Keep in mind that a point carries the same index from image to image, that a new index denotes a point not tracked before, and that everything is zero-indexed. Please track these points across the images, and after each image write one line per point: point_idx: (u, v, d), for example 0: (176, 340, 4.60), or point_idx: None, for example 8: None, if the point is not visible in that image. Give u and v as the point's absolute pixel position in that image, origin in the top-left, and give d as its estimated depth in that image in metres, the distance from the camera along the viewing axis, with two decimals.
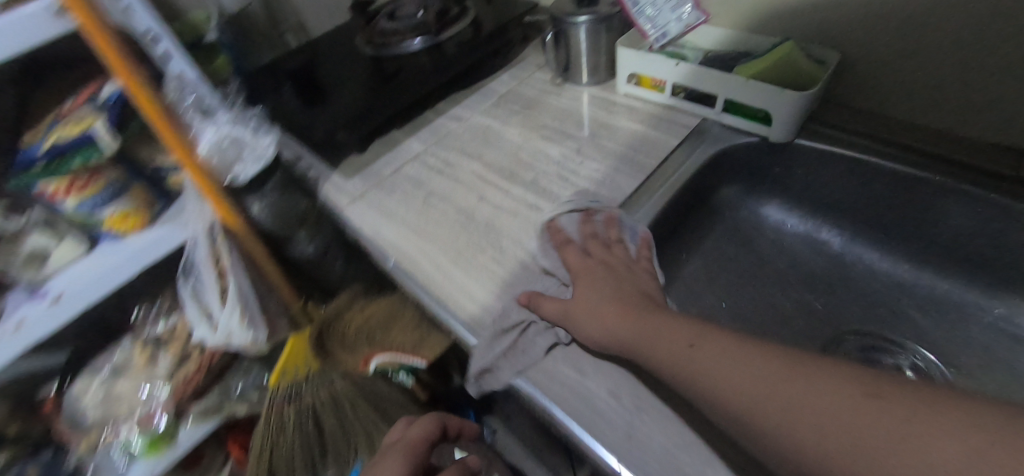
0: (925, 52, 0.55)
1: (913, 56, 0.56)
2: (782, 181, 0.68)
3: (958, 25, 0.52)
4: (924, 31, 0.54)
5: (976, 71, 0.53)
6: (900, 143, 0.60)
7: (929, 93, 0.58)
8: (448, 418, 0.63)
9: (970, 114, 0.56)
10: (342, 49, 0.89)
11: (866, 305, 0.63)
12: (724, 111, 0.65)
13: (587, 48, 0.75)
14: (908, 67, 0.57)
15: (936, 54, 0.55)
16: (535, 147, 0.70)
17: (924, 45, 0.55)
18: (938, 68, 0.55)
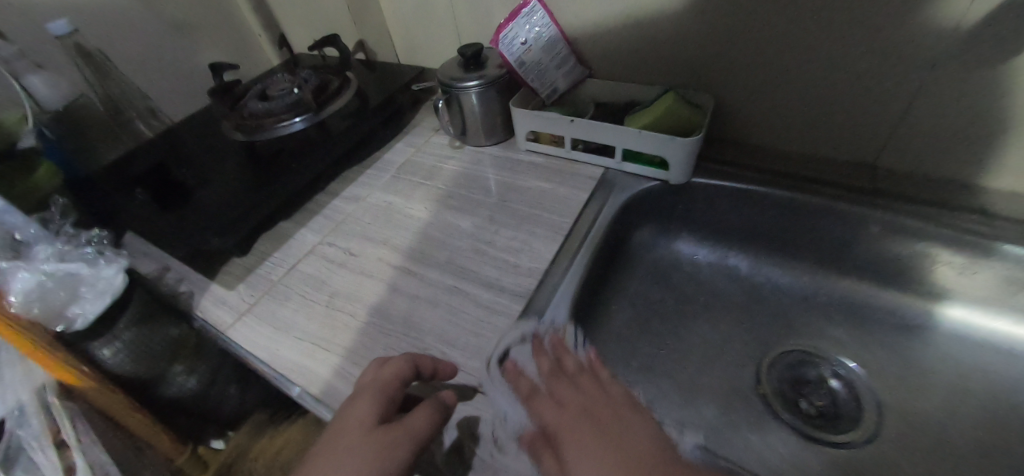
0: (783, 88, 0.61)
1: (775, 92, 0.62)
2: (688, 217, 0.69)
3: (806, 64, 0.58)
4: (780, 70, 0.60)
5: (828, 102, 0.60)
6: (778, 170, 0.64)
7: (795, 124, 0.64)
8: (422, 358, 0.46)
9: (831, 140, 0.63)
10: (208, 138, 0.78)
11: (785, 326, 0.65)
12: (624, 160, 0.66)
13: (481, 111, 0.73)
14: (773, 102, 0.63)
15: (794, 89, 0.61)
16: (445, 221, 0.65)
17: (781, 83, 0.61)
18: (797, 101, 0.61)
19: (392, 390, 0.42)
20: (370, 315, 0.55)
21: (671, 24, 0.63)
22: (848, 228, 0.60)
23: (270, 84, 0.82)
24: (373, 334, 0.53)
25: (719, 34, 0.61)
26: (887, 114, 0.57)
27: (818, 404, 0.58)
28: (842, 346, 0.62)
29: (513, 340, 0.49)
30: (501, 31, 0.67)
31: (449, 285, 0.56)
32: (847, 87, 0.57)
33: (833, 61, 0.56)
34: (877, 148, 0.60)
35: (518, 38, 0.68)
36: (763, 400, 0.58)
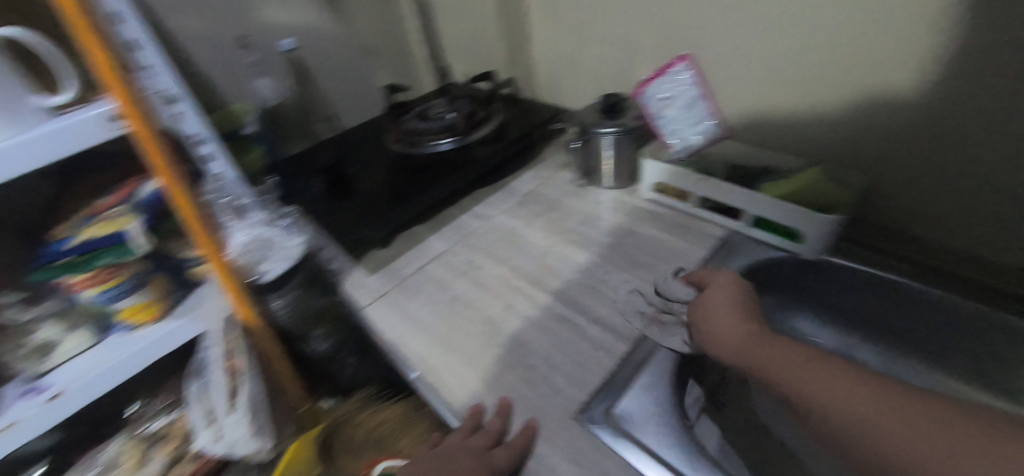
0: (939, 182, 0.59)
1: (932, 183, 0.59)
2: (816, 296, 0.65)
3: (972, 160, 0.55)
4: (939, 161, 0.57)
5: (994, 201, 0.56)
6: (925, 266, 0.61)
7: (954, 219, 0.59)
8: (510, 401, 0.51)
9: (998, 242, 0.57)
10: (374, 145, 0.92)
11: None
12: (754, 225, 0.65)
13: (611, 156, 0.78)
14: (927, 195, 0.60)
15: (950, 185, 0.58)
16: (561, 252, 0.70)
17: (938, 174, 0.58)
18: (955, 196, 0.58)
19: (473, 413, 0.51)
20: (484, 324, 0.61)
21: (837, 102, 0.63)
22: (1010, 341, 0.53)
23: (430, 107, 0.94)
24: (484, 341, 0.59)
25: (875, 118, 0.60)
26: None
27: None
28: None
29: (618, 381, 0.51)
30: (647, 85, 0.73)
31: (557, 312, 0.60)
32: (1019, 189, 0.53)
33: (1004, 160, 0.53)
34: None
35: (662, 93, 0.72)
36: None
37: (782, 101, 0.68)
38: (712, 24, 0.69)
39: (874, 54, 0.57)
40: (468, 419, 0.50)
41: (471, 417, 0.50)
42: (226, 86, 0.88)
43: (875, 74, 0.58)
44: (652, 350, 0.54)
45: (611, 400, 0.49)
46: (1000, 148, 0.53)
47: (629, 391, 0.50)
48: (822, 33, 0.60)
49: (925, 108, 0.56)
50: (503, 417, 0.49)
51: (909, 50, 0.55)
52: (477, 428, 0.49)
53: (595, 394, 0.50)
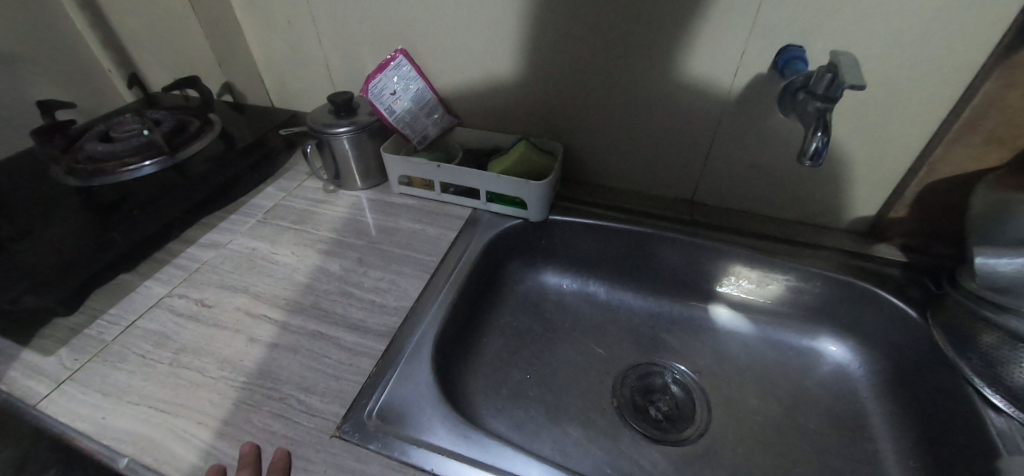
0: (616, 134, 0.70)
1: (612, 136, 0.70)
2: (552, 251, 0.74)
3: (632, 112, 0.66)
4: (612, 117, 0.68)
5: (652, 143, 0.69)
6: (621, 206, 0.72)
7: (632, 163, 0.72)
8: (260, 444, 0.46)
9: (662, 176, 0.72)
10: (32, 183, 0.69)
11: (648, 346, 0.69)
12: (489, 200, 0.71)
13: (352, 155, 0.75)
14: (611, 146, 0.71)
15: (623, 135, 0.69)
16: (312, 265, 0.64)
17: (614, 128, 0.69)
18: (628, 145, 0.70)
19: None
20: (224, 368, 0.53)
21: (529, 78, 0.69)
22: (677, 252, 0.68)
23: (110, 126, 0.74)
24: (224, 389, 0.50)
25: (562, 86, 0.68)
26: (704, 156, 0.67)
27: (665, 408, 0.63)
28: (688, 358, 0.68)
29: (379, 384, 0.50)
30: (370, 81, 0.69)
31: (310, 330, 0.56)
32: (664, 131, 0.67)
33: (651, 111, 0.65)
34: (698, 180, 0.70)
35: (389, 88, 0.71)
36: (619, 412, 0.62)
37: (488, 85, 0.73)
38: (417, 15, 0.69)
39: (546, 32, 0.64)
40: None
41: None
42: None
43: (552, 48, 0.65)
44: (411, 341, 0.54)
45: (372, 403, 0.49)
46: (646, 101, 0.65)
47: (391, 390, 0.50)
48: (501, 19, 0.65)
49: (593, 73, 0.65)
50: (250, 467, 0.43)
51: (567, 31, 0.63)
52: None
53: (354, 404, 0.48)
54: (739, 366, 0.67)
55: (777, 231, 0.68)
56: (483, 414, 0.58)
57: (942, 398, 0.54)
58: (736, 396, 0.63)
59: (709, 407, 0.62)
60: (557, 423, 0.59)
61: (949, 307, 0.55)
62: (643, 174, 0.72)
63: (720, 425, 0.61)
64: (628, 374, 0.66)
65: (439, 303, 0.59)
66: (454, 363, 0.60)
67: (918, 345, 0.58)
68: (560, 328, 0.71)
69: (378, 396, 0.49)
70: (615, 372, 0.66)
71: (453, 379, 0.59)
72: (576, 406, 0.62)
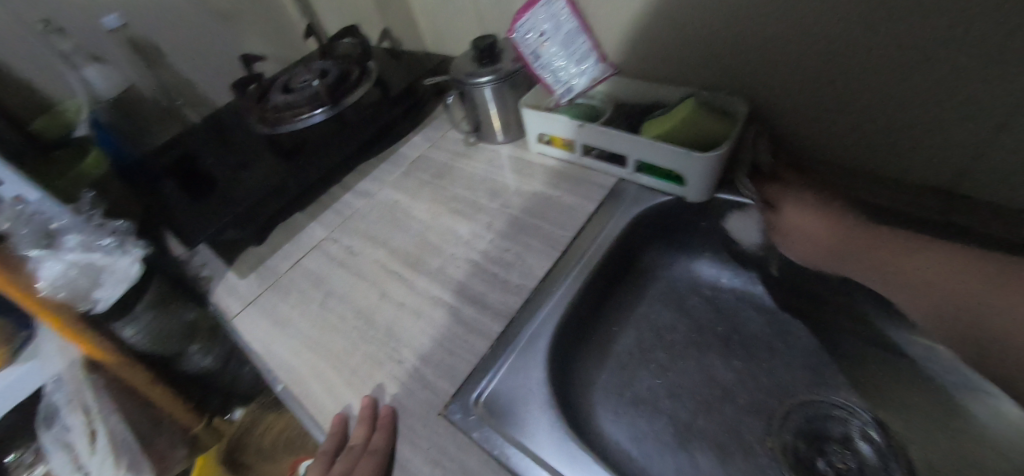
0: (864, 100, 0.50)
1: (881, 108, 0.49)
2: (714, 237, 0.60)
3: (924, 75, 0.44)
4: (883, 83, 0.47)
5: (911, 111, 0.47)
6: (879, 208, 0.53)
7: (883, 141, 0.51)
8: (377, 407, 0.46)
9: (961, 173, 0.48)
10: (241, 126, 0.81)
11: (832, 380, 0.53)
12: (640, 169, 0.59)
13: (495, 107, 0.70)
14: (854, 118, 0.52)
15: (865, 96, 0.49)
16: (444, 225, 0.64)
17: (861, 90, 0.49)
18: (882, 117, 0.50)
19: (336, 429, 0.46)
20: (357, 319, 0.56)
21: (708, 14, 0.53)
22: (912, 269, 0.48)
23: (294, 76, 0.82)
24: (355, 339, 0.54)
25: (768, 26, 0.50)
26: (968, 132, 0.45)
27: (841, 466, 0.48)
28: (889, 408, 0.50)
29: (489, 371, 0.47)
30: (517, 20, 0.61)
31: (433, 295, 0.55)
32: (938, 94, 0.45)
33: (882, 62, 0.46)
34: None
35: (536, 29, 0.62)
36: (774, 455, 0.49)
37: (658, 23, 0.59)
38: None
39: None
40: (331, 434, 0.46)
41: (334, 431, 0.46)
42: (41, 78, 0.74)
43: None
44: (528, 325, 0.49)
45: (481, 389, 0.46)
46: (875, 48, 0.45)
47: (502, 380, 0.46)
48: None
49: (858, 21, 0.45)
50: (365, 424, 0.45)
51: None
52: (342, 442, 0.45)
53: (462, 387, 0.46)
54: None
55: None
56: (602, 417, 0.52)
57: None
58: None
59: None
60: (690, 449, 0.50)
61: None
62: (861, 147, 0.53)
63: None
64: (794, 412, 0.52)
65: (565, 286, 0.53)
66: (573, 354, 0.53)
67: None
68: (710, 331, 0.59)
69: (489, 384, 0.46)
70: (777, 403, 0.52)
71: (573, 372, 0.53)
72: (719, 434, 0.51)
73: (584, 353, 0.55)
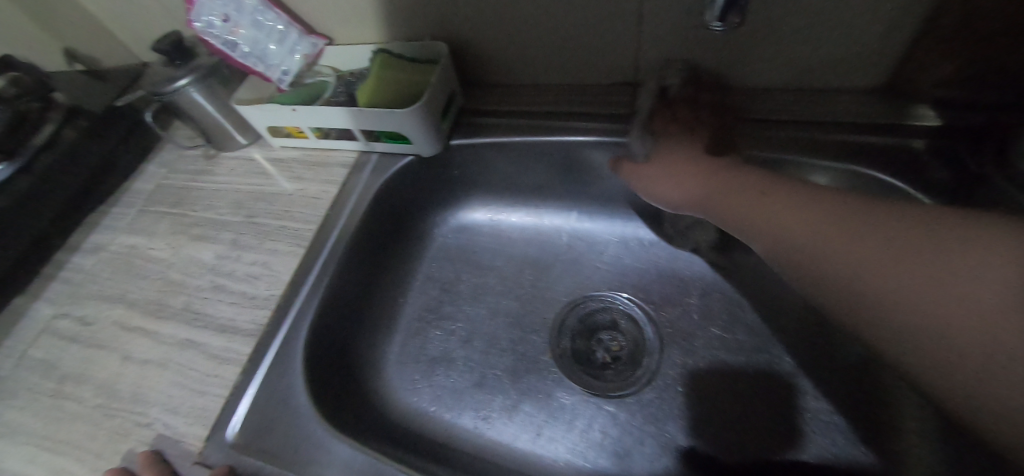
0: (531, 14, 0.49)
1: (549, 16, 0.48)
2: (471, 183, 0.60)
3: None
4: None
5: (572, 12, 0.47)
6: None
7: (569, 49, 0.52)
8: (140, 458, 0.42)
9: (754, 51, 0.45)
10: None
11: (594, 278, 0.57)
12: (371, 139, 0.56)
13: (214, 109, 0.61)
14: (534, 34, 0.51)
15: (530, 7, 0.48)
16: (187, 256, 0.56)
17: (523, 4, 0.48)
18: (554, 26, 0.49)
19: None
20: (99, 396, 0.48)
21: None
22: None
23: None
24: (98, 419, 0.47)
25: None
26: (621, 21, 0.47)
27: (615, 349, 0.54)
28: (640, 286, 0.56)
29: (245, 397, 0.44)
30: (190, 6, 0.53)
31: (182, 339, 0.50)
32: None
33: None
34: (812, 48, 0.44)
35: (215, 13, 0.55)
36: (561, 364, 0.53)
37: None
38: None
39: None
40: None
41: None
42: None
43: None
44: (278, 337, 0.47)
45: (236, 418, 0.43)
46: None
47: (255, 401, 0.43)
48: None
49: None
50: None
51: None
52: None
53: (215, 425, 0.43)
54: (705, 285, 0.55)
55: (756, 107, 0.48)
56: (398, 389, 0.52)
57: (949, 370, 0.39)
58: (698, 326, 0.53)
59: (666, 347, 0.52)
60: (486, 388, 0.52)
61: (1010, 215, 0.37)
62: (556, 61, 0.53)
63: (677, 365, 0.51)
64: (572, 322, 0.56)
65: (313, 283, 0.50)
66: (351, 343, 0.52)
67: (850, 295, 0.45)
68: (493, 272, 0.60)
69: (248, 411, 0.43)
70: (557, 318, 0.56)
71: (356, 360, 0.52)
72: (510, 363, 0.54)
73: (365, 337, 0.53)
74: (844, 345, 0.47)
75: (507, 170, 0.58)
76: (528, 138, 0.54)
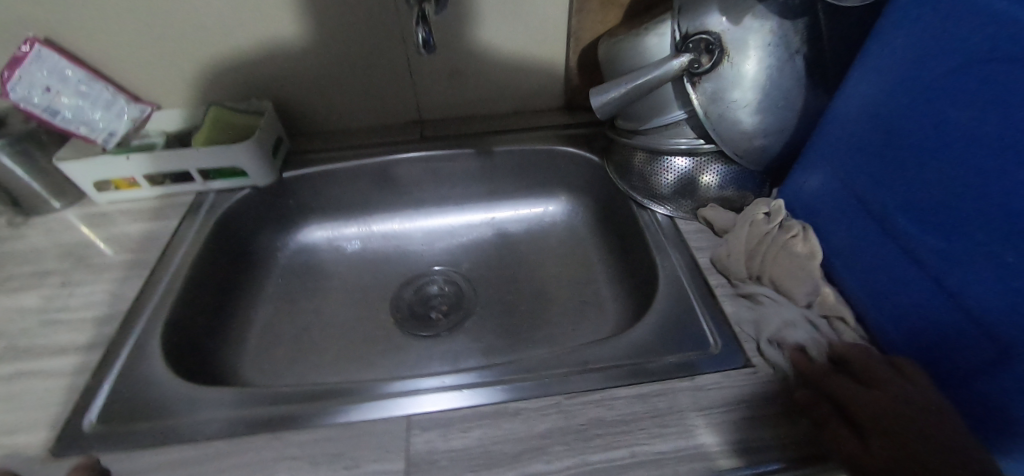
0: (336, 74, 0.69)
1: (350, 76, 0.70)
2: (305, 208, 0.73)
3: (372, 37, 0.65)
4: (336, 59, 0.68)
5: (365, 72, 0.69)
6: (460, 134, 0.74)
7: (367, 100, 0.73)
8: None
9: (484, 92, 0.74)
10: None
11: (416, 262, 0.73)
12: (208, 178, 0.66)
13: (29, 173, 0.63)
14: (341, 90, 0.71)
15: (335, 70, 0.69)
16: (3, 308, 0.56)
17: (329, 68, 0.69)
18: (354, 83, 0.71)
19: None
20: None
21: (196, 47, 0.65)
22: (421, 171, 0.73)
23: None
24: None
25: (240, 43, 0.65)
26: (399, 77, 0.71)
27: (443, 306, 0.68)
28: (452, 259, 0.73)
29: (103, 391, 0.47)
30: (4, 80, 0.58)
31: (10, 372, 0.49)
32: (369, 57, 0.68)
33: (326, 44, 0.66)
34: (516, 87, 0.73)
35: (33, 85, 0.60)
36: (400, 326, 0.66)
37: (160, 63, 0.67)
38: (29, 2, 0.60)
39: None
40: None
41: None
42: None
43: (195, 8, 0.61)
44: (132, 340, 0.51)
45: (94, 409, 0.45)
46: (317, 35, 0.65)
47: (119, 393, 0.47)
48: None
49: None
50: None
51: None
52: None
53: (68, 424, 0.44)
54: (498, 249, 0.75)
55: (496, 126, 0.76)
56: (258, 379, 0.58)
57: (630, 227, 0.64)
58: (497, 273, 0.71)
59: (477, 292, 0.69)
60: (342, 357, 0.62)
61: (618, 151, 0.66)
62: (359, 110, 0.74)
63: (487, 301, 0.68)
64: (408, 295, 0.70)
65: (165, 292, 0.56)
66: (206, 345, 0.57)
67: (609, 189, 0.68)
68: (336, 276, 0.71)
69: (107, 403, 0.46)
70: (394, 295, 0.70)
71: (211, 358, 0.57)
72: (361, 335, 0.65)
73: (218, 341, 0.59)
74: (586, 258, 0.70)
75: (331, 192, 0.73)
76: (347, 162, 0.71)
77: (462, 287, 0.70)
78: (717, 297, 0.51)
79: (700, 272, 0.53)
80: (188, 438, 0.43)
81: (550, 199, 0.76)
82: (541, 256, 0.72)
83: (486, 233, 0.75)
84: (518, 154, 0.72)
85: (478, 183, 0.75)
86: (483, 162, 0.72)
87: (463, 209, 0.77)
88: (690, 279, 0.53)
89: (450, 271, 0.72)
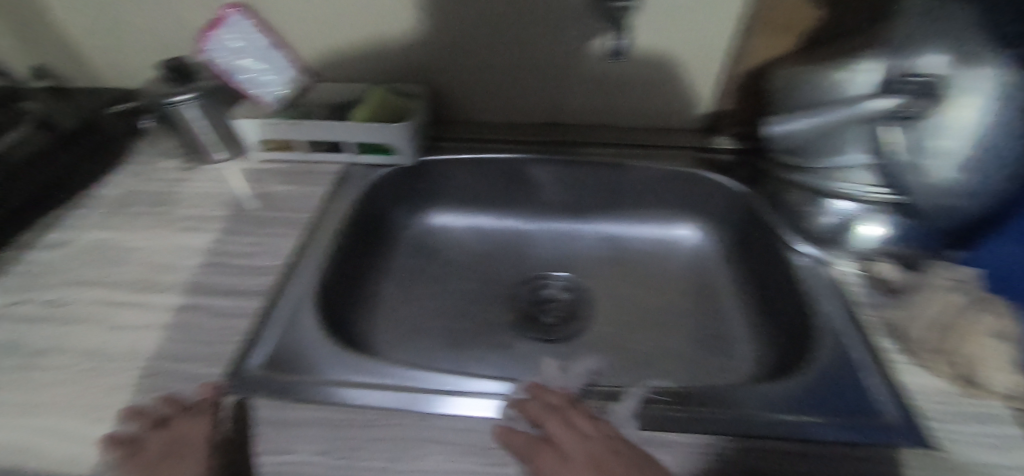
0: (490, 68, 0.71)
1: (503, 71, 0.71)
2: (436, 193, 0.75)
3: (535, 36, 0.66)
4: (495, 53, 0.69)
5: (518, 69, 0.70)
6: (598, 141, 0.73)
7: (512, 96, 0.74)
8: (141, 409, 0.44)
9: (628, 103, 0.73)
10: None
11: (534, 262, 0.73)
12: (358, 151, 0.69)
13: (209, 124, 0.69)
14: (490, 83, 0.73)
15: (490, 64, 0.70)
16: (178, 243, 0.61)
17: (486, 61, 0.70)
18: (504, 78, 0.72)
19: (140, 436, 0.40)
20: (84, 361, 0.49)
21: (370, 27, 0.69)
22: (553, 174, 0.73)
23: None
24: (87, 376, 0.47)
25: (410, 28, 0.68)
26: (549, 78, 0.71)
27: (559, 312, 0.67)
28: (569, 266, 0.73)
29: (265, 338, 0.50)
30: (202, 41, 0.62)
31: (185, 304, 0.54)
32: (527, 55, 0.69)
33: (490, 37, 0.67)
34: (663, 103, 0.72)
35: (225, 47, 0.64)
36: (516, 324, 0.66)
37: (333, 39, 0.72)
38: None
39: None
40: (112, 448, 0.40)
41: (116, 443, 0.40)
42: None
43: None
44: (288, 294, 0.54)
45: (258, 354, 0.48)
46: (483, 28, 0.67)
47: (275, 343, 0.50)
48: None
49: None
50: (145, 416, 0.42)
51: None
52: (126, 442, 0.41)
53: (235, 363, 0.47)
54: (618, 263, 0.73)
55: (635, 138, 0.74)
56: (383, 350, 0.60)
57: (774, 266, 0.60)
58: (616, 288, 0.70)
59: (595, 303, 0.68)
60: (459, 343, 0.63)
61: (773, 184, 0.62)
62: (502, 105, 0.75)
63: (604, 315, 0.67)
64: (525, 294, 0.70)
65: (316, 253, 0.59)
66: (342, 310, 0.60)
67: (752, 222, 0.65)
68: (455, 264, 0.73)
69: (268, 350, 0.49)
70: (511, 291, 0.70)
71: (346, 323, 0.60)
72: (477, 326, 0.65)
73: (352, 308, 0.62)
74: (713, 289, 0.67)
75: (464, 181, 0.74)
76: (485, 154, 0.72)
77: (579, 296, 0.69)
78: (886, 362, 0.46)
79: (865, 330, 0.49)
80: (341, 399, 0.45)
81: (677, 222, 0.73)
82: (662, 278, 0.70)
83: (607, 245, 0.74)
84: (657, 170, 0.69)
85: (607, 194, 0.74)
86: (618, 174, 0.71)
87: (586, 217, 0.76)
88: (852, 336, 0.49)
89: (567, 277, 0.72)
